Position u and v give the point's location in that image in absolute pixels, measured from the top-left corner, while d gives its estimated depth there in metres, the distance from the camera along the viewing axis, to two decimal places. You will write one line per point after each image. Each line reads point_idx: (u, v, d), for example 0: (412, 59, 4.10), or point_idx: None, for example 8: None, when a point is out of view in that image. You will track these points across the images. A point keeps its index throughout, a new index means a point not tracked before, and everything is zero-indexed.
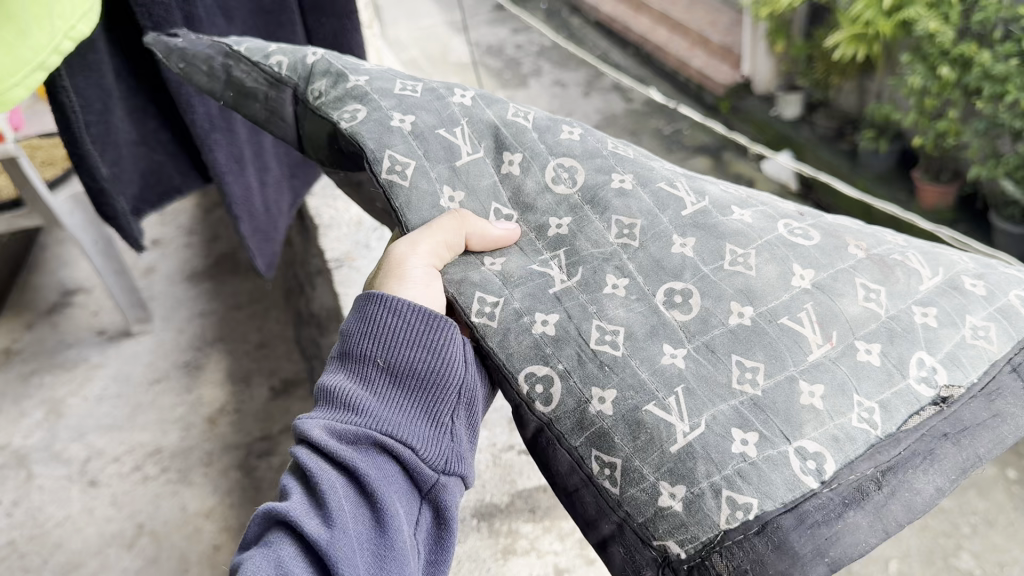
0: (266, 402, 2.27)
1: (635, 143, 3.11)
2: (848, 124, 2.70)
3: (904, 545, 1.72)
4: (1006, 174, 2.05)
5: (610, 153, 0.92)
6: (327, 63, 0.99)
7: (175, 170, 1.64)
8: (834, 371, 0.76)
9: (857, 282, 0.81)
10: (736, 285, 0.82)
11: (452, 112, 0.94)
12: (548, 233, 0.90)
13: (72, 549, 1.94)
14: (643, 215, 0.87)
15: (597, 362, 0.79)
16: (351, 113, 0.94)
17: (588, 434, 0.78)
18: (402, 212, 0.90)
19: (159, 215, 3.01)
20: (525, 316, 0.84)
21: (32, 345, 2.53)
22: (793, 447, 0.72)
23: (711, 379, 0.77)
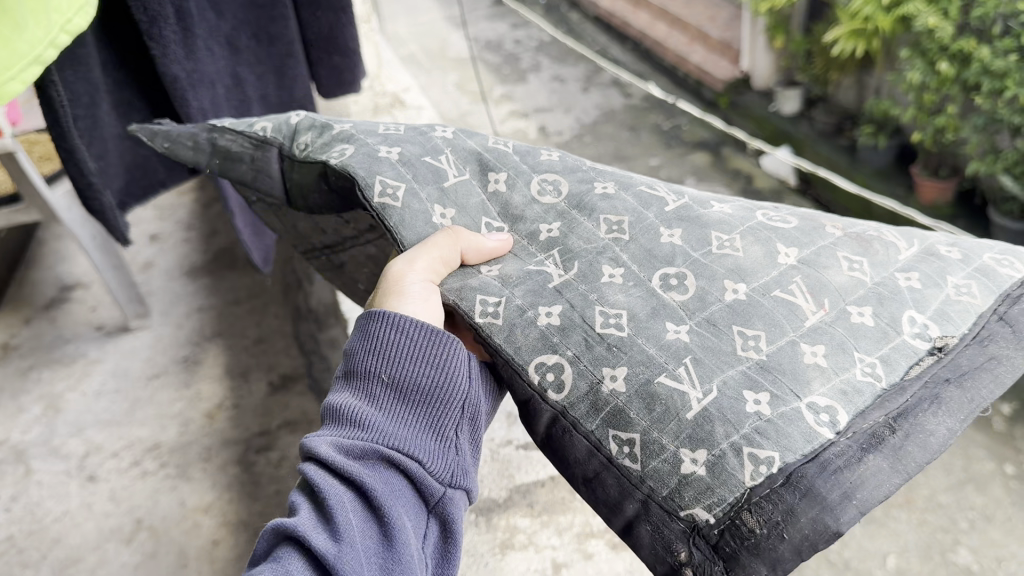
0: (265, 397, 2.27)
1: (634, 138, 3.11)
2: (847, 120, 2.67)
3: (901, 541, 1.73)
4: (1006, 170, 2.05)
5: (590, 167, 0.98)
6: (310, 120, 1.04)
7: (160, 163, 1.63)
8: (832, 332, 0.78)
9: (840, 256, 0.84)
10: (726, 266, 0.85)
11: (436, 143, 1.00)
12: (539, 237, 0.93)
13: (71, 544, 1.94)
14: (629, 212, 0.91)
15: (605, 344, 0.80)
16: (339, 152, 0.98)
17: (603, 414, 0.78)
18: (398, 231, 0.92)
19: (157, 210, 3.00)
20: (529, 311, 0.85)
21: (30, 340, 2.53)
22: (804, 403, 0.73)
23: (716, 349, 0.78)
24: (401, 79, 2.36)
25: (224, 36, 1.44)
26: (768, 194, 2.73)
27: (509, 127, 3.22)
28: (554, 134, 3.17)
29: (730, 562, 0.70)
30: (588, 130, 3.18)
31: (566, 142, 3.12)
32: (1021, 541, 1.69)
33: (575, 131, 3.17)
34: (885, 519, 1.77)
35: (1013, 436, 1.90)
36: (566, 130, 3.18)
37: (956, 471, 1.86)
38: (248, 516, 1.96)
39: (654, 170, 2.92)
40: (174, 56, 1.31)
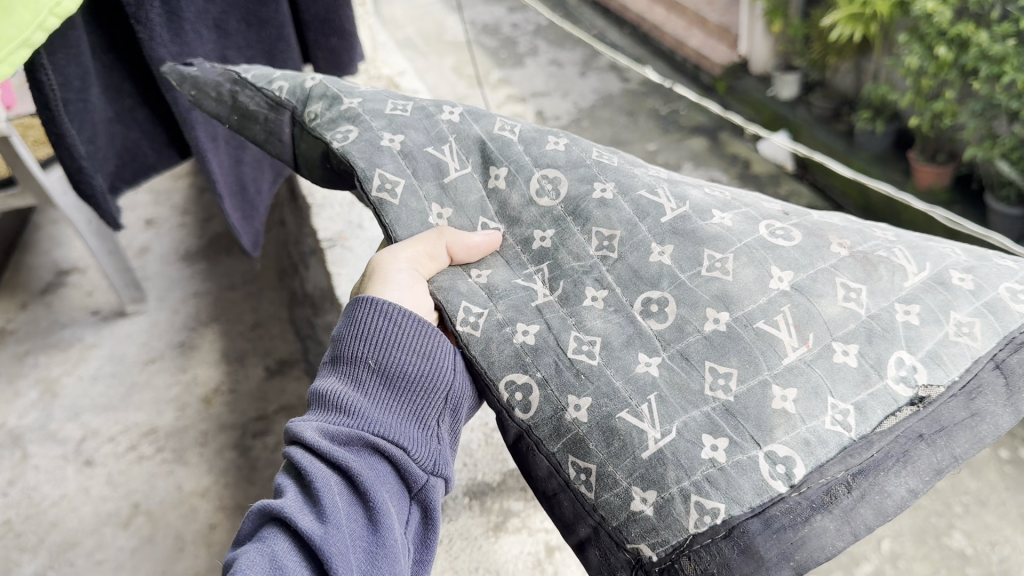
0: (261, 382, 2.27)
1: (631, 123, 3.09)
2: (845, 104, 2.69)
3: (896, 524, 1.74)
4: (1003, 155, 2.05)
5: (593, 162, 0.91)
6: (325, 87, 1.00)
7: (150, 147, 1.61)
8: (808, 374, 0.75)
9: (837, 282, 0.79)
10: (712, 292, 0.81)
11: (441, 129, 0.96)
12: (533, 245, 0.91)
13: (68, 528, 1.95)
14: (622, 225, 0.87)
15: (574, 371, 0.81)
16: (343, 133, 0.95)
17: (564, 441, 0.79)
18: (392, 229, 0.93)
19: (153, 196, 2.99)
20: (507, 326, 0.85)
21: (26, 325, 2.52)
22: (763, 451, 0.72)
23: (684, 387, 0.78)
24: (396, 63, 2.35)
25: (214, 20, 1.42)
26: (765, 178, 2.73)
27: (506, 112, 3.21)
28: (551, 118, 3.16)
29: None
30: (586, 115, 3.17)
31: (563, 126, 3.11)
32: (1014, 525, 1.70)
33: (572, 116, 3.16)
34: None
35: None
36: (563, 114, 3.17)
37: None
38: (245, 501, 1.97)
39: (651, 156, 2.92)
40: (160, 38, 1.30)
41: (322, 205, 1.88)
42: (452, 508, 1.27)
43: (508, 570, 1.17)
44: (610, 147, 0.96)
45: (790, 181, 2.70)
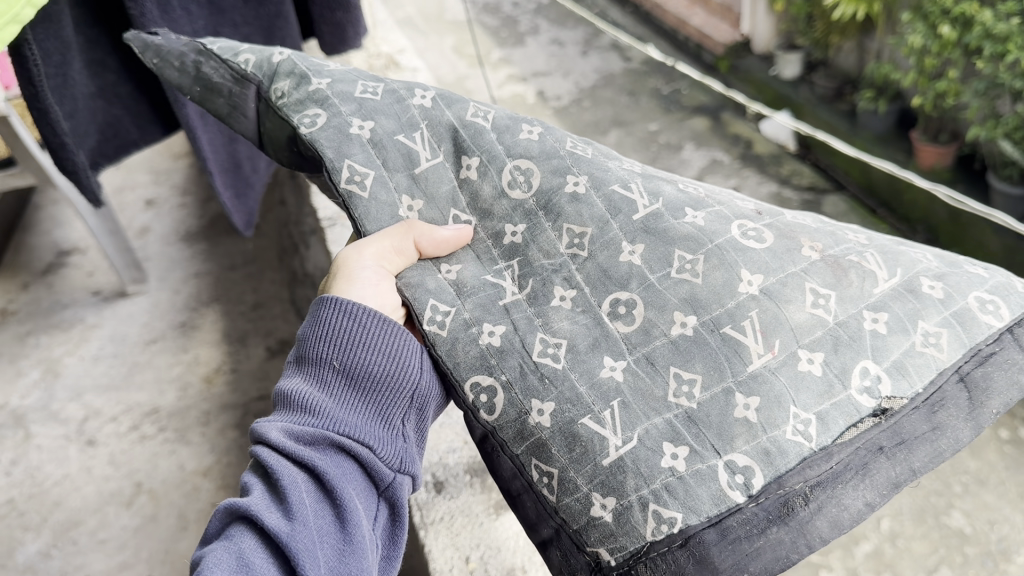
0: (263, 362, 2.28)
1: (633, 104, 3.08)
2: (847, 84, 2.63)
3: (896, 503, 1.75)
4: (1005, 135, 2.04)
5: (567, 154, 0.94)
6: (293, 63, 1.02)
7: (132, 122, 1.59)
8: (772, 383, 0.78)
9: (807, 287, 0.82)
10: (680, 294, 0.84)
11: (412, 115, 0.98)
12: (503, 240, 0.94)
13: (71, 507, 1.95)
14: (593, 223, 0.90)
15: (538, 375, 0.84)
16: (311, 118, 0.98)
17: (527, 445, 0.83)
18: (362, 222, 0.95)
19: (153, 176, 2.99)
20: (474, 326, 0.89)
21: (28, 305, 2.52)
22: (723, 461, 0.77)
23: (647, 392, 0.82)
24: (396, 40, 2.34)
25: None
26: (767, 159, 2.72)
27: (507, 92, 3.19)
28: (552, 99, 3.14)
29: None
30: (587, 94, 3.15)
31: (565, 107, 3.09)
32: (1014, 505, 1.70)
33: (574, 96, 3.14)
34: None
35: None
36: (565, 94, 3.16)
37: None
38: None
39: (653, 136, 2.91)
40: (150, 15, 1.28)
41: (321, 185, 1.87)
42: (454, 486, 1.28)
43: (509, 547, 1.17)
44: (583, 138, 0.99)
45: (791, 161, 2.69)
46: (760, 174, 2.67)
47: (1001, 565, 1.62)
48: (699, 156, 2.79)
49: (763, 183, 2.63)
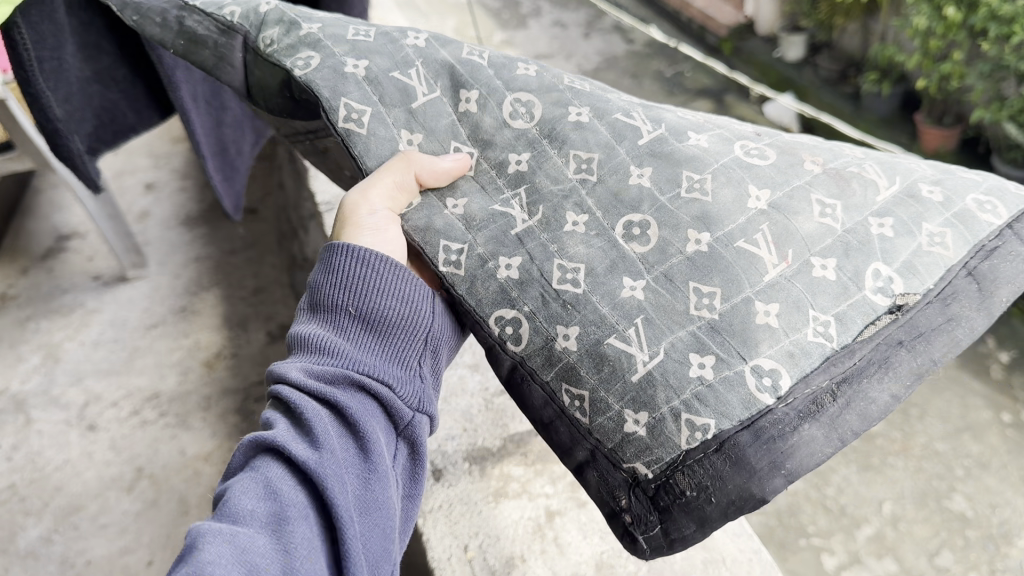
0: (264, 347, 2.27)
1: (635, 86, 3.05)
2: (852, 66, 2.65)
3: (899, 487, 1.74)
4: (1010, 118, 2.01)
5: (566, 87, 0.94)
6: (280, 12, 1.00)
7: (129, 107, 1.54)
8: (788, 290, 0.80)
9: (812, 199, 0.84)
10: (692, 214, 0.85)
11: (407, 53, 0.97)
12: (507, 170, 0.93)
13: (72, 492, 1.95)
14: (599, 148, 0.90)
15: (561, 301, 0.85)
16: (304, 61, 0.96)
17: (557, 369, 0.85)
18: (362, 159, 0.94)
19: (152, 159, 2.97)
20: (491, 261, 0.88)
21: (28, 290, 2.51)
22: (749, 366, 0.78)
23: (669, 308, 0.82)
24: (395, 21, 2.32)
25: None
26: None
27: None
28: None
29: (664, 513, 0.80)
30: (589, 77, 3.12)
31: None
32: (1017, 490, 1.69)
33: None
34: (882, 466, 1.79)
35: (1010, 384, 1.87)
36: None
37: (954, 420, 1.84)
38: None
39: None
40: None
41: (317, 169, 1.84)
42: (452, 473, 1.27)
43: (508, 535, 1.17)
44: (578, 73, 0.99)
45: None
46: None
47: (1003, 549, 1.62)
48: None
49: None
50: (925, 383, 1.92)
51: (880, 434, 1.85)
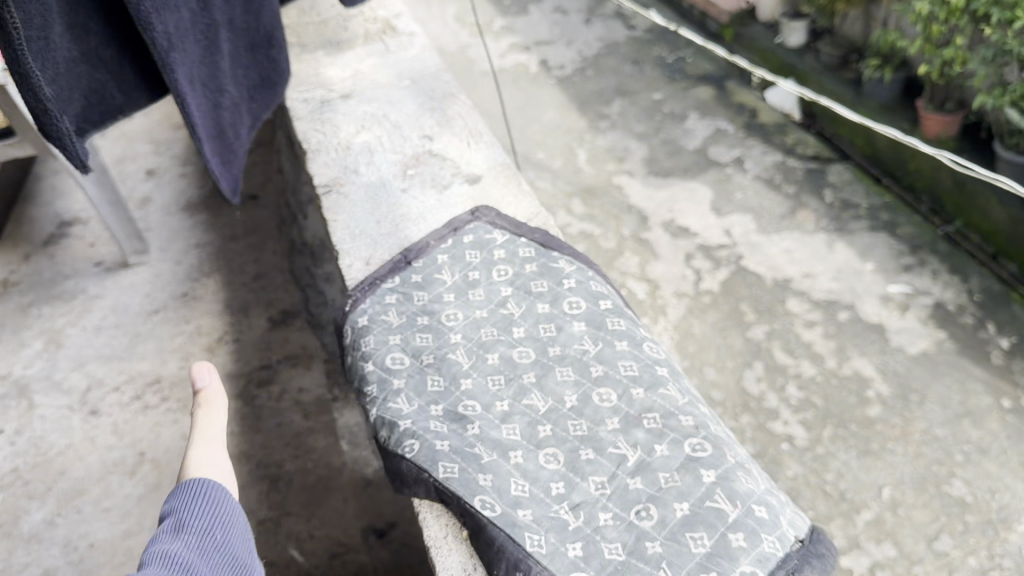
0: (264, 332, 2.27)
1: (636, 71, 3.03)
2: (853, 52, 2.63)
3: (896, 473, 1.72)
4: (1012, 104, 2.01)
5: (542, 383, 1.20)
6: (329, 381, 1.25)
7: (117, 87, 1.32)
8: (705, 511, 1.00)
9: (714, 454, 1.07)
10: (637, 466, 1.07)
11: (433, 377, 1.23)
12: (507, 422, 1.15)
13: (74, 476, 1.96)
14: (576, 421, 1.14)
15: (551, 528, 1.01)
16: (352, 413, 1.19)
17: (582, 560, 0.98)
18: (394, 435, 1.14)
19: (153, 145, 2.97)
20: (503, 499, 1.04)
21: (30, 276, 2.52)
22: (699, 564, 0.96)
23: (629, 535, 1.00)
24: None
25: None
26: (773, 127, 2.69)
27: (510, 61, 3.16)
28: (555, 68, 3.10)
29: None
30: (590, 63, 3.10)
31: (567, 76, 3.04)
32: (1016, 475, 1.68)
33: (577, 65, 3.09)
34: (881, 452, 1.76)
35: (1011, 369, 1.87)
36: (568, 63, 3.11)
37: (954, 405, 1.83)
38: (250, 449, 1.98)
39: (657, 105, 2.84)
40: None
41: (318, 149, 1.78)
42: None
43: None
44: (550, 355, 1.24)
45: (797, 130, 2.67)
46: (764, 144, 2.62)
47: (1002, 534, 1.61)
48: (702, 127, 2.72)
49: (769, 152, 2.59)
50: (926, 368, 1.90)
51: (880, 419, 1.82)
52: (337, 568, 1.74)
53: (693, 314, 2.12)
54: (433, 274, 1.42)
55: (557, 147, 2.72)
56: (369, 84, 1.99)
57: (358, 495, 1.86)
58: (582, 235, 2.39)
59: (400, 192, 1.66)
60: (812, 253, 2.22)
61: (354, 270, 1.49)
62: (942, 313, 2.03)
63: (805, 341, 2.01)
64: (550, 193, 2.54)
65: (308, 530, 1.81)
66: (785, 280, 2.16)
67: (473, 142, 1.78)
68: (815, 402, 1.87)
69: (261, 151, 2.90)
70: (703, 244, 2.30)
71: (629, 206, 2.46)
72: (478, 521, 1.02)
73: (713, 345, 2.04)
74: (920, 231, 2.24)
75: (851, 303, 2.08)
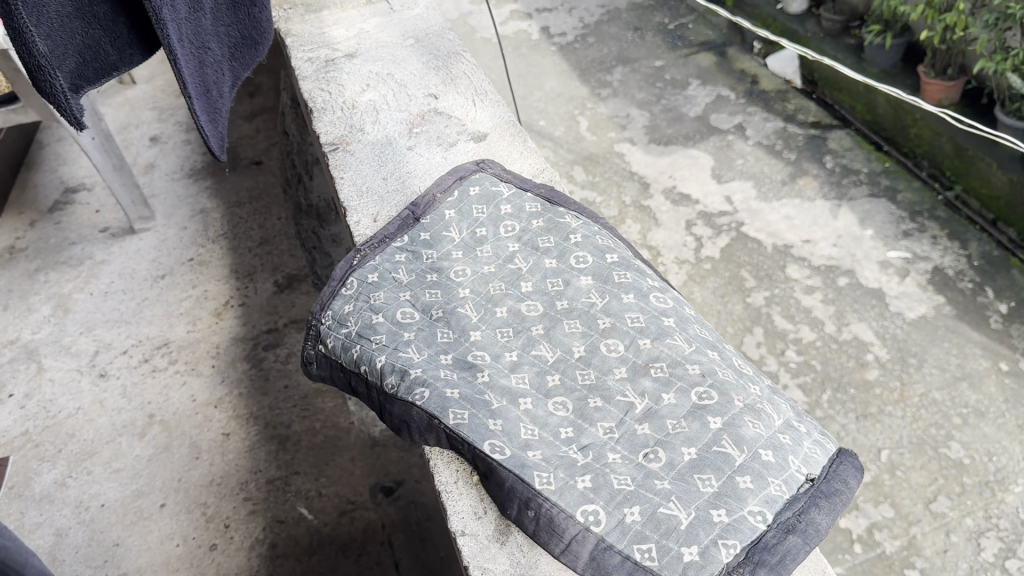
0: (271, 296, 2.30)
1: (637, 38, 3.02)
2: (855, 19, 2.67)
3: (895, 436, 1.75)
4: (1012, 69, 2.02)
5: (549, 334, 1.23)
6: (347, 329, 1.27)
7: (111, 43, 1.21)
8: (712, 456, 1.03)
9: (717, 397, 1.09)
10: (644, 413, 1.10)
11: (445, 329, 1.25)
12: (518, 371, 1.17)
13: (84, 438, 1.99)
14: (584, 370, 1.17)
15: (566, 470, 1.04)
16: (370, 359, 1.21)
17: (594, 502, 1.00)
18: (410, 379, 1.16)
19: (156, 113, 2.98)
20: (520, 442, 1.07)
21: (36, 242, 2.54)
22: (708, 508, 0.99)
23: (640, 477, 1.03)
24: None
25: None
26: (774, 93, 2.70)
27: (511, 28, 3.16)
28: (557, 35, 3.09)
29: None
30: (592, 31, 3.09)
31: (569, 43, 3.04)
32: (1013, 438, 1.71)
33: (579, 32, 3.09)
34: (880, 415, 1.79)
35: (1009, 334, 1.90)
36: (569, 30, 3.11)
37: (952, 368, 1.85)
38: (259, 410, 2.02)
39: (658, 72, 2.84)
40: None
41: (323, 108, 1.79)
42: None
43: None
44: (556, 307, 1.27)
45: (797, 97, 2.67)
46: (765, 111, 2.62)
47: (999, 495, 1.64)
48: (704, 93, 2.73)
49: (770, 118, 2.60)
50: (925, 333, 1.93)
51: (878, 383, 1.85)
52: (347, 525, 1.78)
53: (694, 281, 2.14)
54: (441, 230, 1.44)
55: (559, 114, 2.73)
56: (373, 43, 2.00)
57: (366, 454, 1.90)
58: (585, 202, 2.41)
59: (406, 150, 1.67)
60: (813, 219, 2.24)
61: (362, 226, 1.51)
62: (941, 278, 2.05)
63: (804, 306, 2.03)
64: (554, 160, 2.55)
65: (317, 489, 1.85)
66: (785, 246, 2.19)
67: (478, 100, 1.79)
68: (813, 365, 1.91)
69: (265, 119, 2.91)
70: (704, 211, 2.32)
71: (631, 172, 2.48)
72: (490, 463, 1.06)
73: (714, 310, 2.06)
74: (921, 197, 2.26)
75: (850, 268, 2.10)
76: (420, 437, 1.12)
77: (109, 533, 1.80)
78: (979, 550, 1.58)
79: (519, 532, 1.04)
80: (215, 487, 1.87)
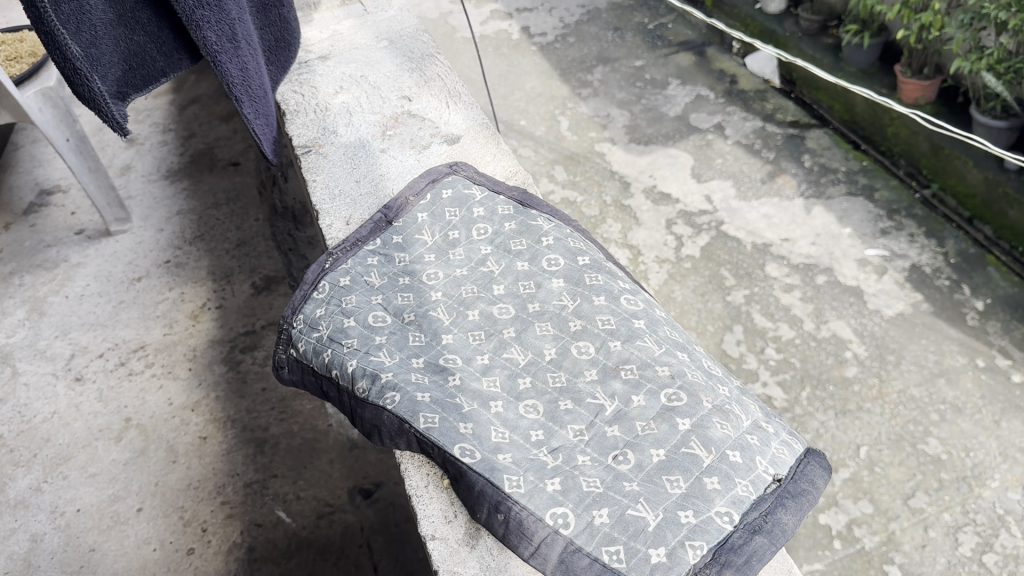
0: (249, 299, 2.29)
1: (618, 38, 3.02)
2: (833, 18, 2.68)
3: (874, 432, 1.77)
4: (988, 69, 2.04)
5: (518, 339, 1.23)
6: (319, 334, 1.27)
7: (157, 49, 1.35)
8: (683, 457, 1.04)
9: (686, 398, 1.10)
10: (613, 415, 1.10)
11: (416, 334, 1.25)
12: (488, 375, 1.18)
13: (60, 442, 1.98)
14: (554, 377, 1.17)
15: (534, 475, 1.04)
16: (342, 364, 1.21)
17: (562, 505, 1.01)
18: (380, 385, 1.16)
19: (132, 114, 2.97)
20: (490, 445, 1.07)
21: (11, 245, 2.52)
22: (676, 509, 0.99)
23: (607, 480, 1.03)
24: None
25: None
26: (752, 93, 2.71)
27: (491, 28, 3.16)
28: (537, 35, 3.10)
29: None
30: (572, 30, 3.10)
31: (549, 43, 3.05)
32: (989, 433, 1.73)
33: (559, 32, 3.09)
34: (858, 411, 1.81)
35: (986, 330, 1.92)
36: (549, 30, 3.11)
37: (929, 364, 1.87)
38: (236, 414, 2.01)
39: (638, 72, 2.85)
40: None
41: (296, 111, 1.79)
42: None
43: None
44: (527, 311, 1.27)
45: (776, 96, 2.69)
46: (744, 110, 2.64)
47: (976, 490, 1.66)
48: (683, 92, 2.73)
49: (748, 118, 2.61)
50: (902, 329, 1.95)
51: (856, 380, 1.86)
52: (325, 527, 1.77)
53: (674, 279, 2.15)
54: (414, 234, 1.44)
55: (539, 114, 2.74)
56: (347, 45, 1.99)
57: (344, 456, 1.90)
58: (566, 202, 2.41)
59: (379, 153, 1.67)
60: (790, 217, 2.26)
61: (335, 229, 1.51)
62: (918, 276, 2.06)
63: (783, 304, 2.05)
64: (534, 161, 2.56)
65: (295, 491, 1.84)
66: (764, 244, 2.20)
67: (452, 103, 1.79)
68: (793, 363, 1.92)
69: (242, 119, 2.89)
70: (684, 210, 2.33)
71: (611, 172, 2.49)
72: (460, 467, 1.06)
73: (694, 309, 2.07)
74: (898, 194, 2.28)
75: (828, 266, 2.12)
76: (390, 442, 1.12)
77: (85, 538, 1.79)
78: (957, 544, 1.59)
79: (488, 535, 1.04)
80: (192, 490, 1.86)
